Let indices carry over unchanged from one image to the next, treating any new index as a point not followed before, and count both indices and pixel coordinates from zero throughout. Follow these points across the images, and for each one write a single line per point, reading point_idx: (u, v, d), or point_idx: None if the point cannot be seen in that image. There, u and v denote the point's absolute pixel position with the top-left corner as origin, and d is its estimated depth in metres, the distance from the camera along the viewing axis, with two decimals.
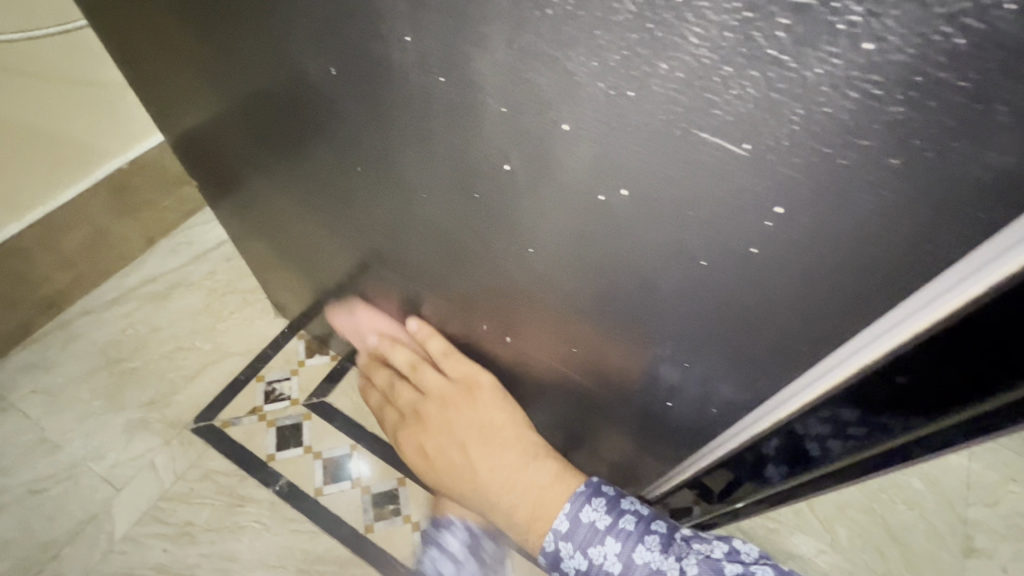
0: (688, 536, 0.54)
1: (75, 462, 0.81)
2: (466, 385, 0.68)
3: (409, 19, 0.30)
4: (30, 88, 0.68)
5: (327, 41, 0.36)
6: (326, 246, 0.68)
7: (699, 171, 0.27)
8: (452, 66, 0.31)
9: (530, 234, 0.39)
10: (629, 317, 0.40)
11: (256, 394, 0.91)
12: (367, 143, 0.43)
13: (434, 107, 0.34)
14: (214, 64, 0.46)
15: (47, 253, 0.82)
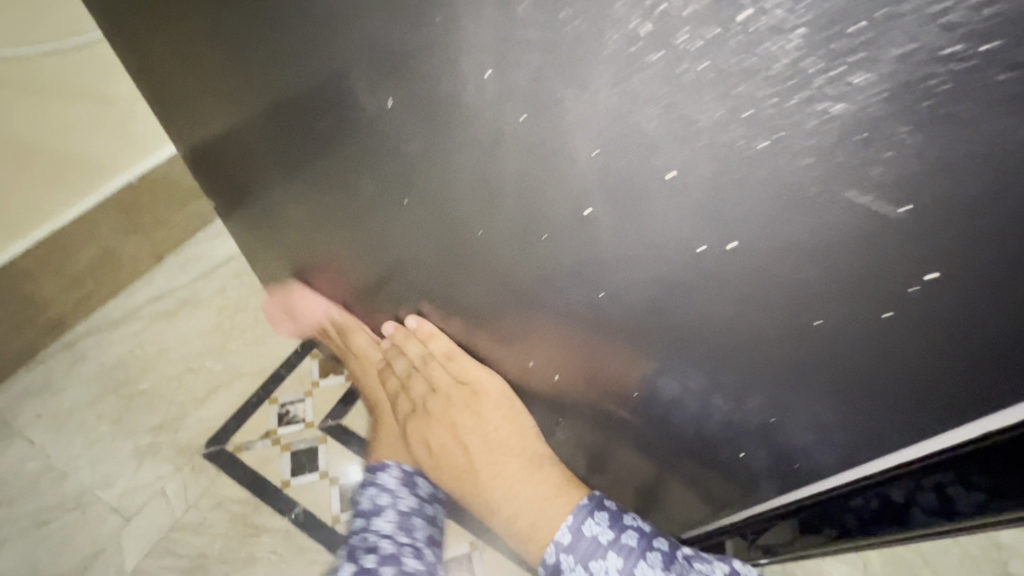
0: (690, 556, 0.49)
1: (82, 492, 0.74)
2: (473, 389, 0.58)
3: (498, 49, 0.23)
4: (34, 106, 0.68)
5: (385, 71, 0.28)
6: (344, 272, 0.58)
7: (837, 231, 0.21)
8: (556, 105, 0.23)
9: (619, 294, 0.31)
10: (697, 347, 0.31)
11: (267, 417, 0.81)
12: (402, 177, 0.35)
13: (512, 151, 0.27)
14: (240, 79, 0.38)
15: (53, 271, 0.81)
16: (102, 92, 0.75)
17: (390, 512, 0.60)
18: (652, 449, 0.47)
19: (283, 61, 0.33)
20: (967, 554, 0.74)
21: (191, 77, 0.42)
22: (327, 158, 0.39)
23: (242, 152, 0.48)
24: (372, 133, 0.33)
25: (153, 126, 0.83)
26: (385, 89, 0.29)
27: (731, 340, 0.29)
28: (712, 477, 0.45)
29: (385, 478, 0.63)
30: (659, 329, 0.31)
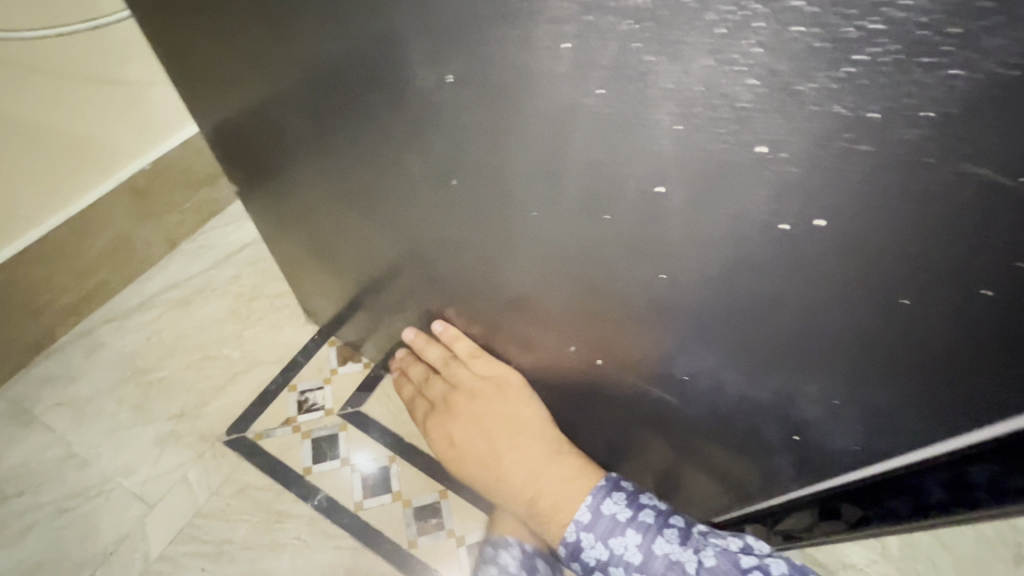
0: (705, 531, 0.50)
1: (105, 479, 0.73)
2: (495, 383, 0.62)
3: (577, 21, 0.23)
4: (43, 88, 0.68)
5: (446, 43, 0.28)
6: (374, 259, 0.58)
7: (937, 205, 0.22)
8: (639, 77, 0.23)
9: (682, 271, 0.31)
10: (756, 333, 0.33)
11: (286, 404, 0.81)
12: (452, 158, 0.35)
13: (584, 126, 0.27)
14: (285, 58, 0.37)
15: (69, 257, 0.80)
16: (115, 74, 0.74)
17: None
18: (692, 428, 0.47)
19: (338, 46, 0.33)
20: (982, 536, 0.75)
21: (227, 60, 0.42)
22: (377, 166, 0.42)
23: (280, 143, 0.48)
24: (425, 114, 0.33)
25: (162, 109, 0.82)
26: (443, 64, 0.29)
27: (799, 311, 0.29)
28: (751, 457, 0.45)
29: (505, 558, 0.66)
30: (723, 297, 0.31)
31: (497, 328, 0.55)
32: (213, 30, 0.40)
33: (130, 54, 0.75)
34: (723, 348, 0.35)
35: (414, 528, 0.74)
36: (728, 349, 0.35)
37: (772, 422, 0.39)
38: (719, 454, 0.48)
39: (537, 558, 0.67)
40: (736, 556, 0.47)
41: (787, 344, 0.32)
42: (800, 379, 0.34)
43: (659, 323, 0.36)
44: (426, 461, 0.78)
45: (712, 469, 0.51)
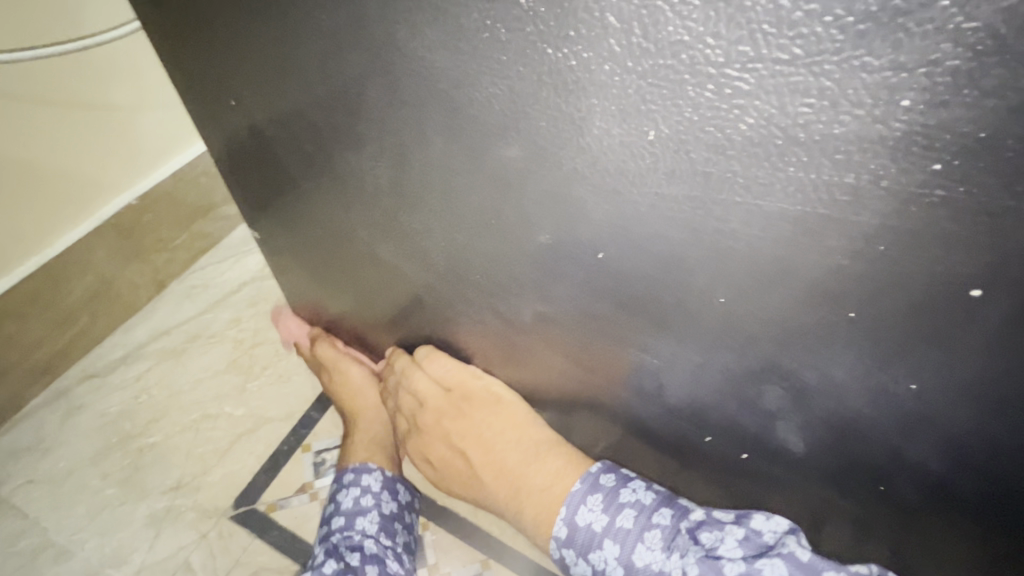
0: (693, 526, 0.44)
1: (90, 571, 0.63)
2: (461, 396, 0.57)
3: (923, 81, 0.20)
4: (19, 117, 0.59)
5: (682, 92, 0.25)
6: (442, 316, 0.52)
7: None
8: (977, 150, 0.21)
9: (925, 354, 0.29)
10: (981, 425, 0.30)
11: (301, 467, 0.71)
12: (559, 175, 0.31)
13: (895, 216, 0.24)
14: (386, 87, 0.32)
15: (42, 309, 0.69)
16: (104, 101, 0.65)
17: (375, 513, 0.58)
18: (834, 497, 0.41)
19: (478, 89, 0.30)
20: None
21: (288, 85, 0.36)
22: (414, 184, 0.38)
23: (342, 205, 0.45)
24: (592, 172, 0.30)
25: (157, 139, 0.73)
26: (654, 117, 0.26)
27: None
28: (915, 524, 0.39)
29: (369, 478, 0.60)
30: (967, 353, 0.28)
31: (521, 359, 0.51)
32: (293, 61, 0.35)
33: (116, 75, 0.65)
34: (933, 415, 0.32)
35: None
36: (927, 406, 0.31)
37: (966, 487, 0.34)
38: (863, 519, 0.42)
39: (398, 481, 0.62)
40: (723, 563, 0.41)
41: (990, 411, 0.30)
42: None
43: (854, 404, 0.34)
44: None
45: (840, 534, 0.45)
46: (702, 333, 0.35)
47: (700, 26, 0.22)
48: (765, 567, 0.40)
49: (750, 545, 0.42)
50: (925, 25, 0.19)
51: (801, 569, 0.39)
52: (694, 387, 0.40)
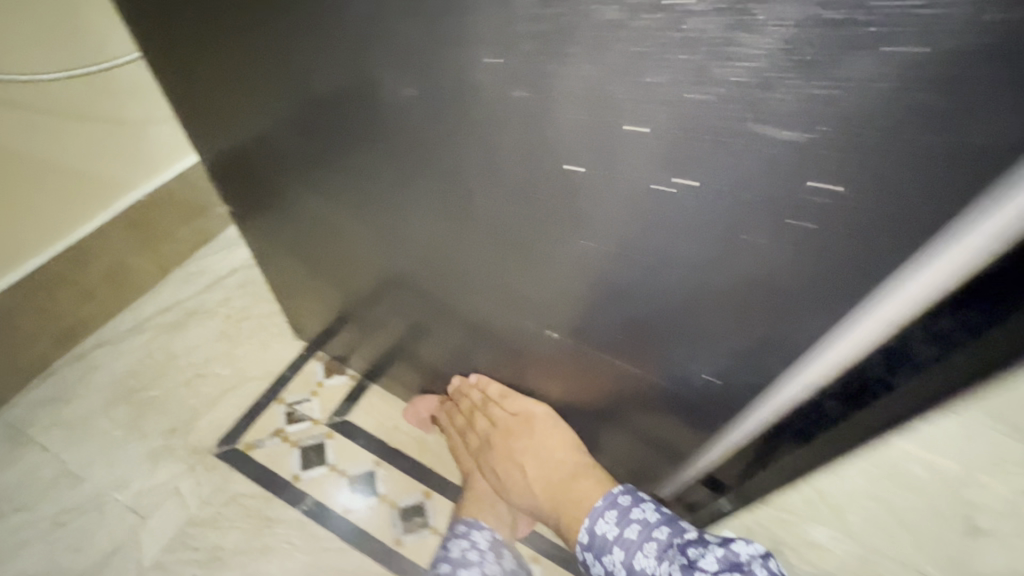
0: (685, 543, 0.51)
1: (99, 493, 0.76)
2: (523, 420, 0.65)
3: (498, 44, 0.27)
4: (58, 126, 0.73)
5: (410, 63, 0.32)
6: (361, 265, 0.61)
7: (888, 208, 0.24)
8: (545, 88, 0.28)
9: (633, 264, 0.35)
10: (711, 332, 0.36)
11: (275, 416, 0.85)
12: (397, 134, 0.39)
13: (516, 122, 0.31)
14: (277, 72, 0.41)
15: (66, 285, 0.84)
16: (120, 115, 0.80)
17: (478, 569, 0.63)
18: (655, 403, 0.48)
19: (323, 68, 0.37)
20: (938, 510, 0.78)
21: (224, 80, 0.45)
22: (321, 153, 0.47)
23: (251, 158, 0.54)
24: (405, 127, 0.37)
25: (162, 148, 0.88)
26: (392, 77, 0.34)
27: (725, 293, 0.33)
28: (699, 405, 0.45)
29: (477, 534, 0.67)
30: (652, 242, 0.32)
31: (428, 306, 0.59)
32: (215, 58, 0.43)
33: (133, 93, 0.80)
34: (679, 324, 0.37)
35: (399, 526, 0.77)
36: (669, 316, 0.37)
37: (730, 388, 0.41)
38: (690, 427, 0.48)
39: (503, 548, 0.68)
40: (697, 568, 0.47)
41: (716, 322, 0.35)
42: (723, 304, 0.34)
43: (617, 310, 0.40)
44: (409, 463, 0.81)
45: (673, 435, 0.51)
46: (517, 262, 0.43)
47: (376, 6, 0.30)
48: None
49: (724, 560, 0.47)
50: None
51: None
52: (537, 312, 0.47)
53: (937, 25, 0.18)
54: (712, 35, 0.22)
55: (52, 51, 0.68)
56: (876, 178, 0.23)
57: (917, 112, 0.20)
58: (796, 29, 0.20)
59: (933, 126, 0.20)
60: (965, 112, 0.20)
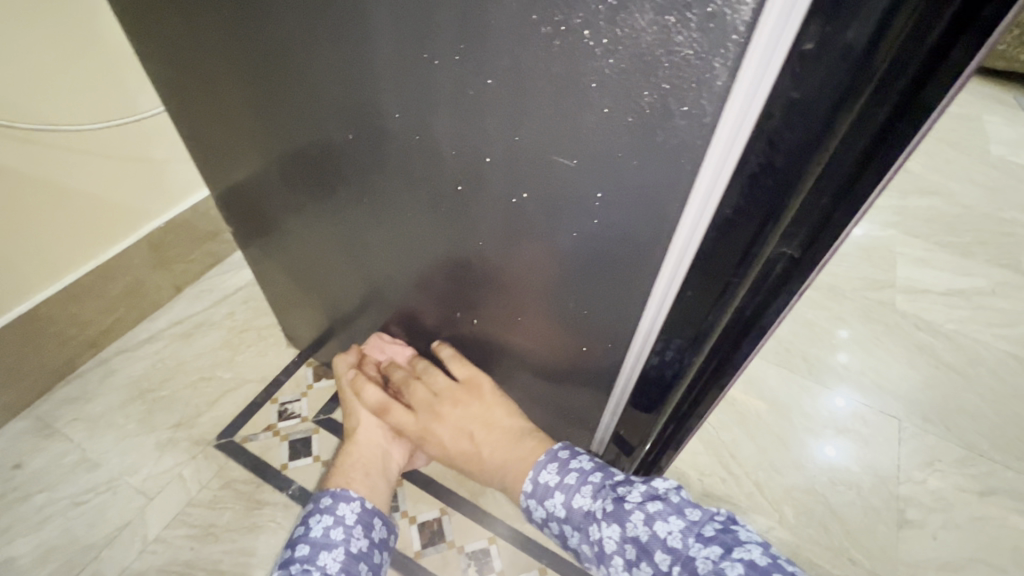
0: (616, 481, 0.52)
1: (113, 477, 0.88)
2: (466, 385, 0.65)
3: (396, 102, 0.41)
4: (96, 164, 0.88)
5: (346, 116, 0.46)
6: (334, 276, 0.72)
7: (637, 211, 0.35)
8: (428, 131, 0.41)
9: (511, 258, 0.47)
10: (576, 310, 0.47)
11: (269, 414, 0.96)
12: (344, 164, 0.51)
13: (418, 155, 0.44)
14: (256, 121, 0.54)
15: (94, 298, 0.97)
16: (146, 155, 0.95)
17: (340, 550, 0.60)
18: (563, 378, 0.59)
19: (287, 117, 0.51)
20: (871, 506, 0.94)
21: (219, 128, 0.59)
22: (292, 178, 0.59)
23: (246, 188, 0.67)
24: (347, 158, 0.50)
25: (180, 181, 1.03)
26: (336, 126, 0.47)
27: (571, 277, 0.44)
28: (591, 374, 0.55)
29: (343, 509, 0.64)
30: (517, 239, 0.44)
31: (387, 310, 0.71)
32: (213, 112, 0.57)
33: (159, 138, 0.95)
34: (553, 305, 0.49)
35: None
36: (544, 299, 0.49)
37: (601, 355, 0.51)
38: (593, 394, 0.58)
39: (374, 516, 0.66)
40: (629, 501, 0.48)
41: (574, 301, 0.47)
42: (573, 285, 0.45)
43: (512, 298, 0.51)
44: None
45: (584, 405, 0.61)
46: (437, 261, 0.54)
47: (320, 78, 0.44)
48: (651, 506, 0.46)
49: (647, 492, 0.48)
50: (377, 73, 0.40)
51: (671, 507, 0.46)
52: (462, 304, 0.58)
53: (618, 99, 0.30)
54: (504, 97, 0.34)
55: (92, 104, 0.83)
56: (624, 192, 0.35)
57: (629, 148, 0.32)
58: (553, 100, 0.32)
59: (642, 156, 0.32)
60: (652, 150, 0.31)
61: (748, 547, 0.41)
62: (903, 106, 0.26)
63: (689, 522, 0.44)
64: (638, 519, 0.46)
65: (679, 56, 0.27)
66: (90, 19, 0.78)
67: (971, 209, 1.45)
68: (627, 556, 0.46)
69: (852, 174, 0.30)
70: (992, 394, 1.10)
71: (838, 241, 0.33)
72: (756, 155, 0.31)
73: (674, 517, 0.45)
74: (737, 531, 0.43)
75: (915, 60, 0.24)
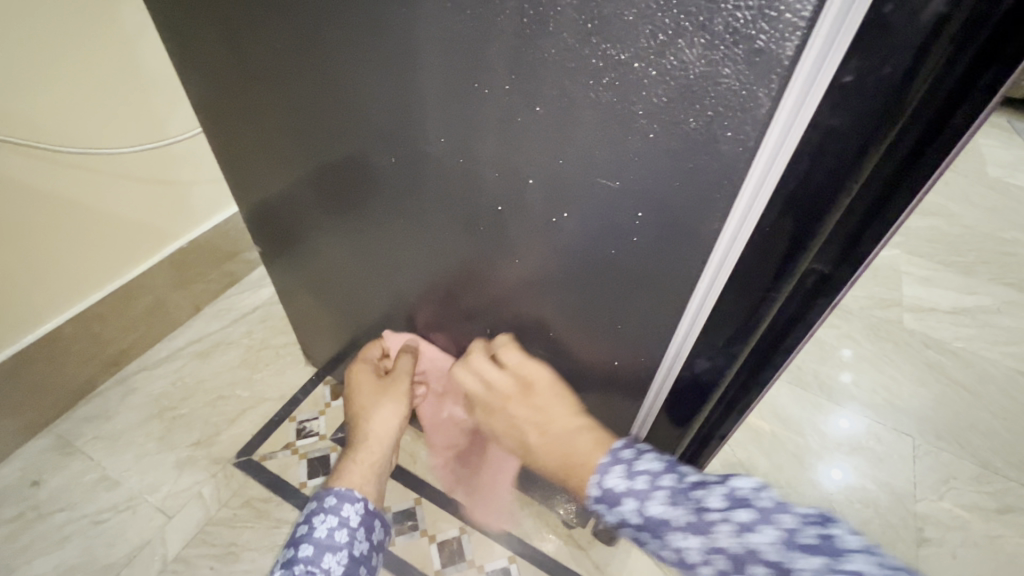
0: (696, 480, 0.41)
1: (132, 496, 0.88)
2: (521, 381, 0.56)
3: (442, 127, 0.43)
4: (127, 185, 0.91)
5: (390, 140, 0.48)
6: (360, 293, 0.74)
7: (678, 230, 0.37)
8: (471, 154, 0.43)
9: (546, 275, 0.48)
10: (609, 324, 0.49)
11: (287, 432, 0.96)
12: (382, 184, 0.53)
13: (458, 176, 0.46)
14: (297, 142, 0.56)
15: (117, 318, 0.99)
16: (174, 177, 0.98)
17: (343, 553, 0.58)
18: (591, 395, 0.60)
19: (329, 140, 0.53)
20: (890, 525, 0.94)
21: (258, 150, 0.61)
22: (328, 198, 0.61)
23: (279, 207, 0.69)
24: (386, 180, 0.53)
25: (204, 202, 1.05)
26: (378, 151, 0.50)
27: (606, 293, 0.46)
28: (620, 390, 0.56)
29: (349, 509, 0.62)
30: (554, 257, 0.46)
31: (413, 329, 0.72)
32: (254, 134, 0.59)
33: (185, 161, 0.98)
34: (585, 321, 0.50)
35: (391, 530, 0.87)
36: (577, 314, 0.50)
37: (631, 369, 0.53)
38: (620, 411, 0.59)
39: (376, 518, 0.64)
40: (711, 510, 0.38)
41: (607, 316, 0.48)
42: (607, 300, 0.46)
43: (545, 313, 0.53)
44: (403, 474, 0.93)
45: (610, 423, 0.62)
46: (470, 279, 0.56)
47: (367, 105, 0.46)
48: (739, 516, 0.37)
49: (730, 497, 0.38)
50: (425, 101, 0.42)
51: (763, 515, 0.36)
52: (492, 321, 0.60)
53: (663, 125, 0.32)
54: (551, 123, 0.37)
55: (126, 129, 0.86)
56: (663, 212, 0.37)
57: (672, 170, 0.34)
58: (600, 127, 0.35)
59: (684, 178, 0.34)
60: (693, 172, 0.33)
61: (864, 564, 0.32)
62: (933, 128, 0.28)
63: (786, 532, 0.35)
64: (725, 531, 0.37)
65: (725, 87, 0.29)
66: (124, 46, 0.81)
67: (973, 229, 1.48)
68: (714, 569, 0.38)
69: (885, 191, 0.32)
70: (1003, 411, 1.11)
71: (871, 255, 0.35)
72: (795, 178, 0.33)
73: (767, 527, 0.36)
74: (839, 536, 0.34)
75: (947, 86, 0.27)
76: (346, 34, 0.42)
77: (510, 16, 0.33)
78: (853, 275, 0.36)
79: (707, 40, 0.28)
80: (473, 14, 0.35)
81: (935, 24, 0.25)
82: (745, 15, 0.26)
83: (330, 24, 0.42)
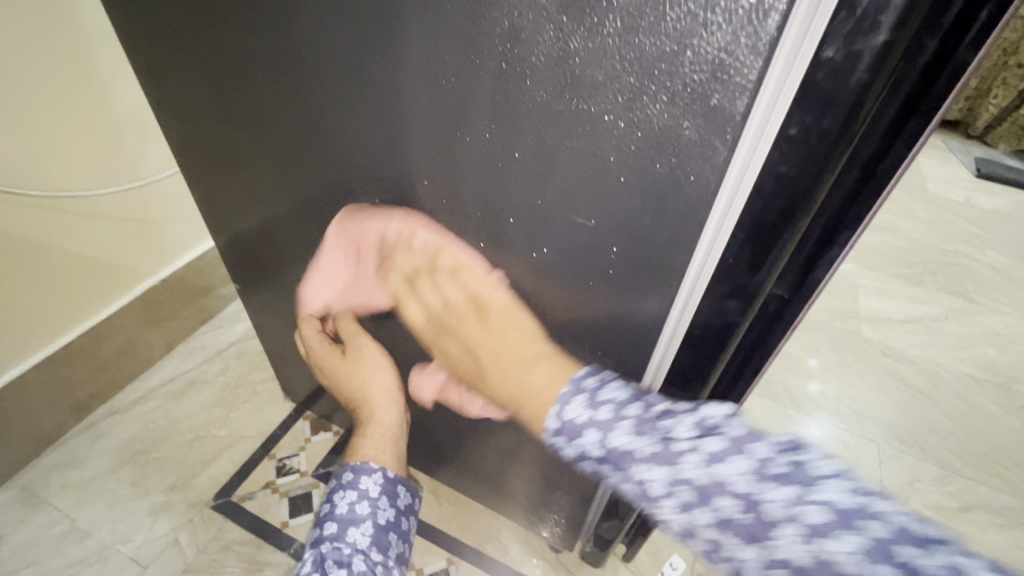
0: (663, 411, 0.40)
1: (105, 546, 0.85)
2: (474, 303, 0.50)
3: (426, 171, 0.45)
4: (98, 226, 0.90)
5: (372, 181, 0.50)
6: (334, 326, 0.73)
7: (651, 264, 0.40)
8: (453, 195, 0.46)
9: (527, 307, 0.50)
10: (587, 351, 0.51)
11: (267, 471, 0.95)
12: (363, 221, 0.55)
13: (440, 215, 0.48)
14: (276, 179, 0.57)
15: (86, 361, 0.96)
16: (147, 215, 0.97)
17: (367, 524, 0.62)
18: None
19: (311, 180, 0.55)
20: None
21: (238, 187, 0.62)
22: (307, 232, 0.62)
23: (256, 241, 0.69)
24: (369, 218, 0.54)
25: (178, 239, 1.04)
26: (362, 192, 0.52)
27: (585, 323, 0.48)
28: None
29: (367, 482, 0.65)
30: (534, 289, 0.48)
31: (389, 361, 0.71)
32: (233, 171, 0.60)
33: (159, 199, 0.97)
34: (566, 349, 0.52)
35: None
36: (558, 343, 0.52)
37: None
38: None
39: (398, 485, 0.68)
40: (677, 439, 0.37)
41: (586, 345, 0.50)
42: (586, 329, 0.49)
43: None
44: None
45: None
46: None
47: (351, 149, 0.48)
48: (708, 444, 0.36)
49: (700, 424, 0.37)
50: (408, 146, 0.44)
51: (735, 444, 0.35)
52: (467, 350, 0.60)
53: (633, 169, 0.35)
54: (529, 168, 0.39)
55: (95, 172, 0.86)
56: (636, 248, 0.40)
57: (643, 211, 0.37)
58: (577, 172, 0.38)
59: (655, 218, 0.37)
60: (662, 212, 0.37)
61: (835, 491, 0.31)
62: (869, 169, 0.32)
63: (759, 462, 0.34)
64: (692, 462, 0.36)
65: (686, 138, 0.32)
66: (94, 87, 0.81)
67: (919, 243, 1.58)
68: (678, 498, 0.37)
69: (833, 223, 0.35)
70: (957, 415, 1.18)
71: (824, 278, 0.39)
72: (752, 219, 0.36)
73: (739, 456, 0.34)
74: (823, 463, 0.32)
75: (880, 128, 0.30)
76: (330, 85, 0.44)
77: (490, 72, 0.36)
78: (810, 297, 0.40)
79: (669, 97, 0.31)
80: (457, 71, 0.37)
81: (863, 87, 0.29)
82: (701, 77, 0.30)
83: (316, 75, 0.44)
